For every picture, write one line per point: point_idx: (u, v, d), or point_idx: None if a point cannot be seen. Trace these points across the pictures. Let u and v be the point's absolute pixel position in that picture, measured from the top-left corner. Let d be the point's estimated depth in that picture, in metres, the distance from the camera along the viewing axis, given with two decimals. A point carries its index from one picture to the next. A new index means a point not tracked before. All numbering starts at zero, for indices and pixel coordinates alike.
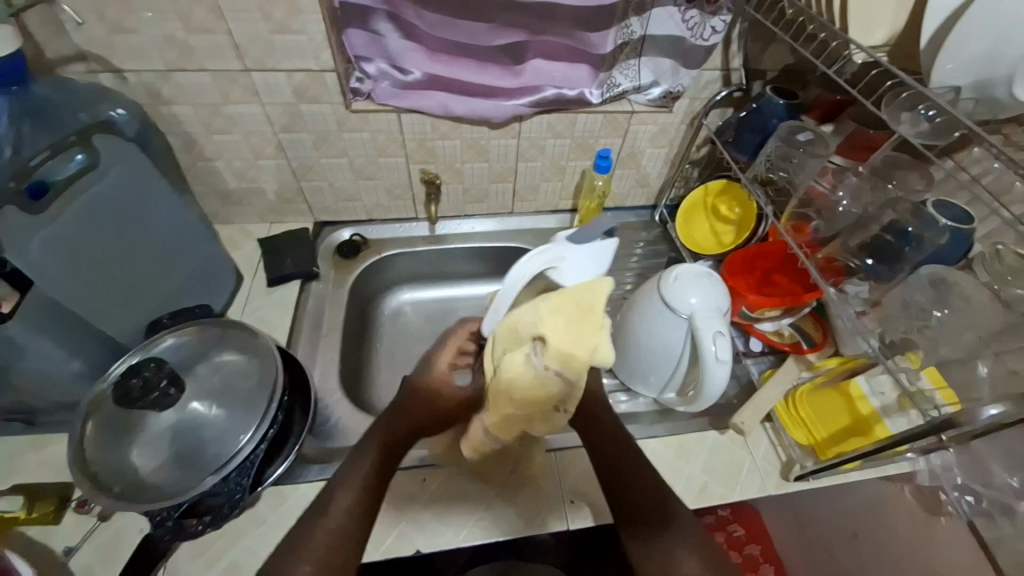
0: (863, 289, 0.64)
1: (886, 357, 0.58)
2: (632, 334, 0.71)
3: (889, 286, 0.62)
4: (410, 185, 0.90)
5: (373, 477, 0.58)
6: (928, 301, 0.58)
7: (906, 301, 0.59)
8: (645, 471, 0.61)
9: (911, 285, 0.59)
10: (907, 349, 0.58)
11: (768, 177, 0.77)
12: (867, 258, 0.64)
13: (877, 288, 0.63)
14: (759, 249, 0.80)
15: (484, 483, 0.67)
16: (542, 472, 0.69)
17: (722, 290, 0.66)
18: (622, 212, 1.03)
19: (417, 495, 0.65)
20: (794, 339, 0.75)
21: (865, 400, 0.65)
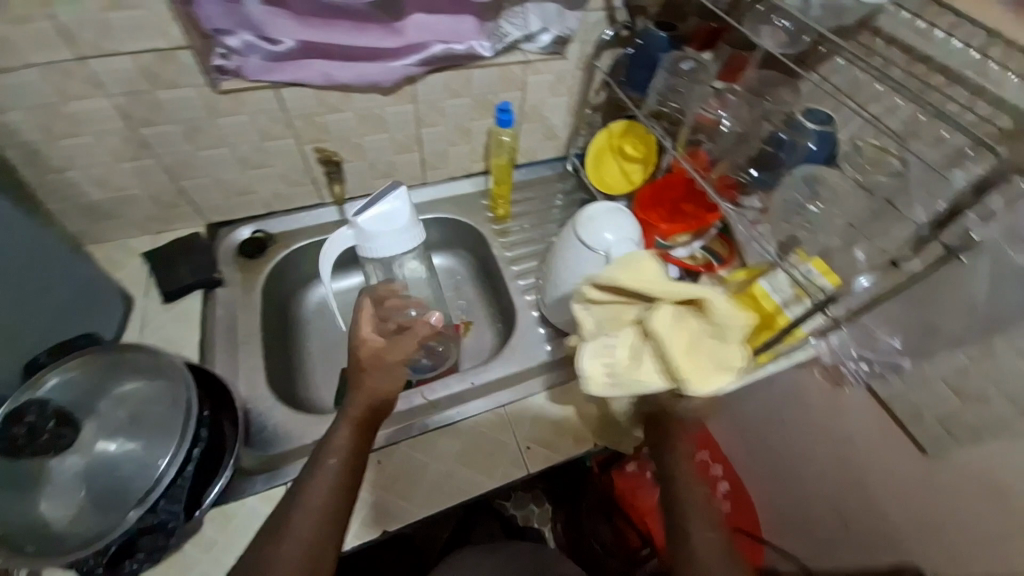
0: (755, 201, 0.70)
1: (780, 258, 0.64)
2: (558, 282, 0.73)
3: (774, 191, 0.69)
4: (308, 168, 0.84)
5: (342, 469, 0.56)
6: (804, 198, 0.66)
7: (788, 200, 0.67)
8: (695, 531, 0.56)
9: (790, 184, 0.66)
10: (797, 247, 0.64)
11: (660, 111, 0.81)
12: (752, 170, 0.71)
13: (766, 195, 0.70)
14: (665, 181, 0.83)
15: (441, 454, 0.68)
16: (494, 428, 0.70)
17: (631, 221, 0.69)
18: (536, 167, 1.04)
19: (374, 480, 0.65)
20: (706, 260, 0.79)
21: (767, 298, 0.67)
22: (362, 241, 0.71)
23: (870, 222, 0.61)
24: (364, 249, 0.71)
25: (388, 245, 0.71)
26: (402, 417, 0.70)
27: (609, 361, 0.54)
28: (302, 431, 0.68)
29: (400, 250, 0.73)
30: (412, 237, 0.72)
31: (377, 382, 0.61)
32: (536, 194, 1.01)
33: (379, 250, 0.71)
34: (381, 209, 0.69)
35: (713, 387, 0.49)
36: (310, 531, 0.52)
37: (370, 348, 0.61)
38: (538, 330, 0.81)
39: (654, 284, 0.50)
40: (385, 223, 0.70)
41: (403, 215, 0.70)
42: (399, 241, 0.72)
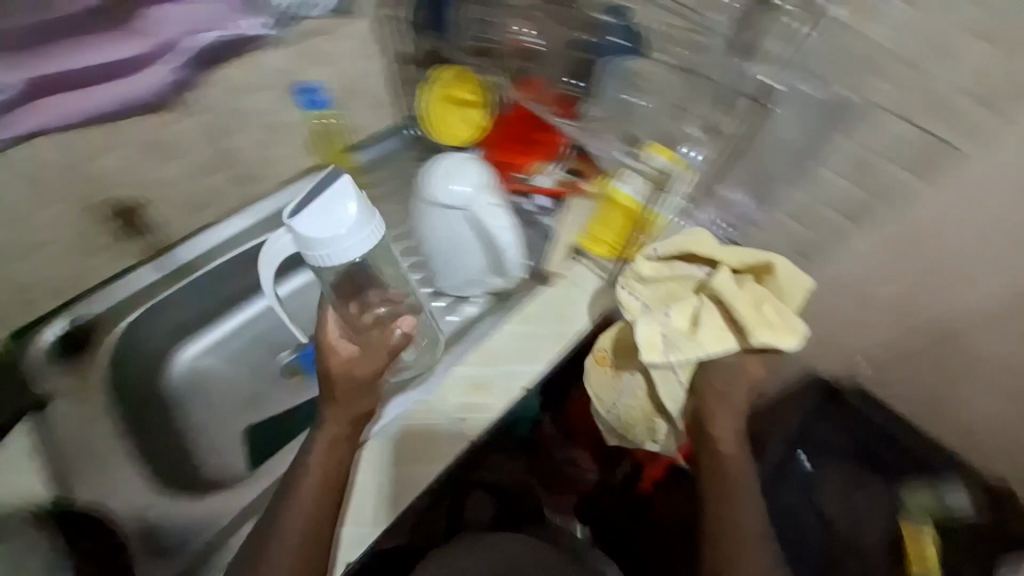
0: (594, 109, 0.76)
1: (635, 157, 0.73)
2: (433, 250, 0.70)
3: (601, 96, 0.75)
4: (103, 228, 0.70)
5: (325, 479, 0.59)
6: (620, 90, 0.74)
7: (616, 99, 0.75)
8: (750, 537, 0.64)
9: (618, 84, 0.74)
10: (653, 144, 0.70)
11: (477, 47, 0.80)
12: (574, 80, 0.77)
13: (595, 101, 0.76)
14: (506, 116, 0.79)
15: (378, 465, 0.65)
16: (431, 402, 0.68)
17: (479, 164, 0.66)
18: (379, 142, 0.88)
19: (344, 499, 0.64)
20: (568, 181, 0.78)
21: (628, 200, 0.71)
22: (305, 248, 0.52)
23: (688, 103, 0.72)
24: (311, 259, 0.52)
25: (337, 248, 0.51)
26: (372, 434, 0.66)
27: (667, 335, 0.63)
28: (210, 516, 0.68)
29: (356, 253, 0.52)
30: (372, 235, 0.53)
31: (342, 396, 0.61)
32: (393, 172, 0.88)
33: (332, 258, 0.52)
34: (323, 202, 0.51)
35: (782, 341, 0.61)
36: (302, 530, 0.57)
37: (340, 361, 0.61)
38: (433, 305, 0.77)
39: (719, 251, 0.65)
40: (332, 221, 0.50)
41: (353, 206, 0.51)
42: (348, 243, 0.51)
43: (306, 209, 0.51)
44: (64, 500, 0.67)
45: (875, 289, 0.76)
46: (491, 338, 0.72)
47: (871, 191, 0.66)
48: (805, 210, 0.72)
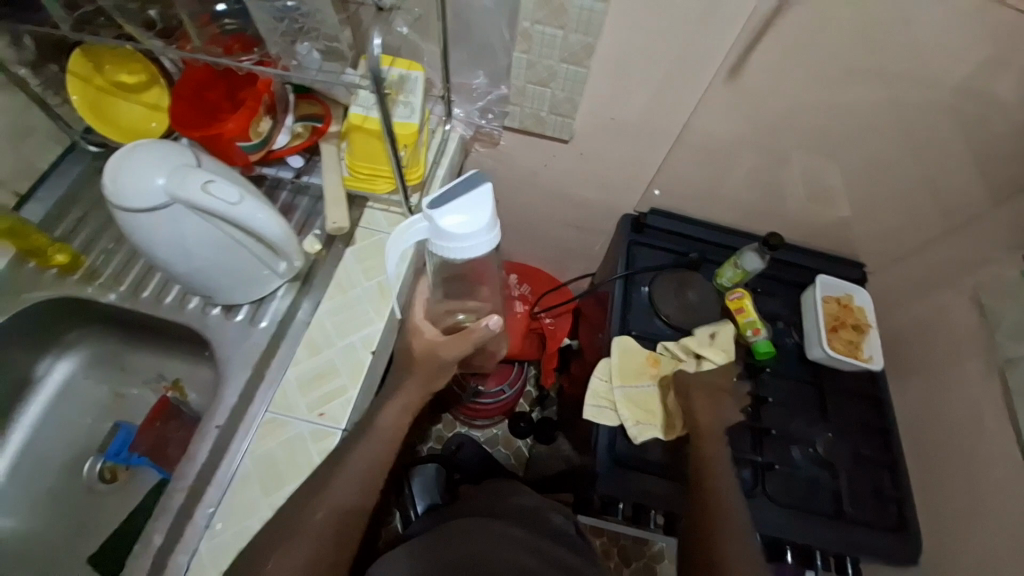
0: (268, 39, 0.62)
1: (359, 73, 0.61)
2: (180, 266, 0.57)
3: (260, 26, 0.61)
4: None
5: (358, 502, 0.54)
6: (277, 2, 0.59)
7: (273, 14, 0.60)
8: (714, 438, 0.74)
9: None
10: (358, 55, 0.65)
11: (83, 19, 0.60)
12: (218, 7, 0.60)
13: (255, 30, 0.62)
14: (192, 85, 0.65)
15: (264, 501, 0.55)
16: (299, 403, 0.60)
17: (172, 145, 0.53)
18: (56, 180, 0.69)
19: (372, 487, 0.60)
20: (310, 129, 0.69)
21: (369, 120, 0.65)
22: (439, 239, 0.47)
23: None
24: (440, 250, 0.48)
25: (464, 245, 0.48)
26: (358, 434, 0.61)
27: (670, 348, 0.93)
28: None
29: (476, 251, 0.48)
30: (495, 239, 0.49)
31: (421, 370, 0.59)
32: (87, 206, 0.69)
33: (459, 254, 0.48)
34: (469, 198, 0.47)
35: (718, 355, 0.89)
36: (310, 554, 0.51)
37: (424, 341, 0.59)
38: (234, 321, 0.65)
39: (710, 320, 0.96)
40: (473, 218, 0.47)
41: (488, 213, 0.47)
42: (475, 238, 0.47)
43: (451, 203, 0.47)
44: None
45: (625, 118, 0.86)
46: (311, 325, 0.65)
47: (575, 29, 0.72)
48: (544, 72, 0.78)
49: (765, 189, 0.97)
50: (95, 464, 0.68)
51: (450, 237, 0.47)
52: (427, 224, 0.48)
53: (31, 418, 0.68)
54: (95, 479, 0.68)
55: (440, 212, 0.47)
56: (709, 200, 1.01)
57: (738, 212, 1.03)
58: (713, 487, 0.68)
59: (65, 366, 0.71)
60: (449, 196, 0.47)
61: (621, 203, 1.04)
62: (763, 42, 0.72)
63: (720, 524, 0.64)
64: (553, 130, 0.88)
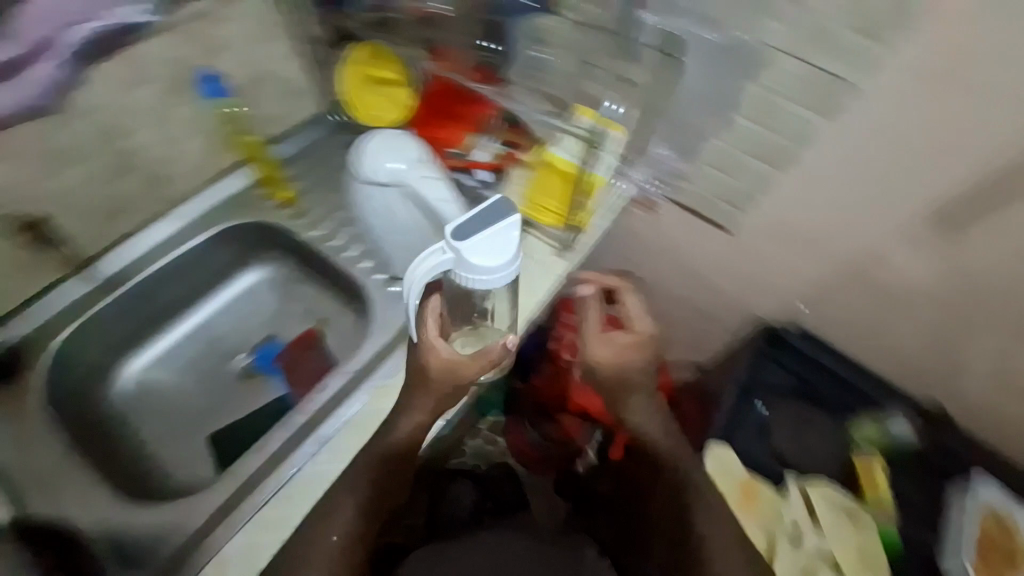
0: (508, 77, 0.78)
1: (572, 123, 0.73)
2: (377, 233, 0.68)
3: (511, 63, 0.77)
4: (3, 247, 0.66)
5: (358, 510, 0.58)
6: (531, 50, 0.75)
7: (524, 60, 0.76)
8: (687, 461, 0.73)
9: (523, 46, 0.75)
10: (579, 106, 0.74)
11: (374, 21, 0.76)
12: (480, 42, 0.76)
13: (506, 66, 0.77)
14: (428, 94, 0.79)
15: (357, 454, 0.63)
16: None
17: (414, 141, 0.65)
18: (301, 133, 0.86)
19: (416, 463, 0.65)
20: (504, 153, 0.78)
21: (564, 163, 0.72)
22: (461, 269, 0.52)
23: (594, 53, 0.73)
24: (461, 278, 0.53)
25: (487, 275, 0.52)
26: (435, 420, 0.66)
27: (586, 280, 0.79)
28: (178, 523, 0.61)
29: (497, 280, 0.53)
30: (512, 271, 0.54)
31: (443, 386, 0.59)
32: (315, 162, 0.85)
33: (479, 285, 0.53)
34: (492, 231, 0.52)
35: None
36: (361, 501, 0.58)
37: (439, 359, 0.58)
38: (391, 290, 0.73)
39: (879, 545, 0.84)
40: (493, 254, 0.52)
41: (512, 245, 0.53)
42: (496, 268, 0.52)
43: (473, 235, 0.52)
44: (24, 524, 0.58)
45: (801, 229, 0.81)
46: None
47: (777, 129, 0.71)
48: (729, 161, 0.78)
49: (936, 349, 0.85)
50: (240, 359, 0.82)
51: (477, 265, 0.52)
52: (450, 254, 0.52)
53: (213, 306, 0.84)
54: (236, 373, 0.81)
55: (469, 243, 0.51)
56: (860, 336, 0.91)
57: (894, 364, 0.91)
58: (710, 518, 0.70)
59: (250, 276, 0.85)
60: (467, 226, 0.52)
61: (755, 307, 0.98)
62: (993, 196, 0.65)
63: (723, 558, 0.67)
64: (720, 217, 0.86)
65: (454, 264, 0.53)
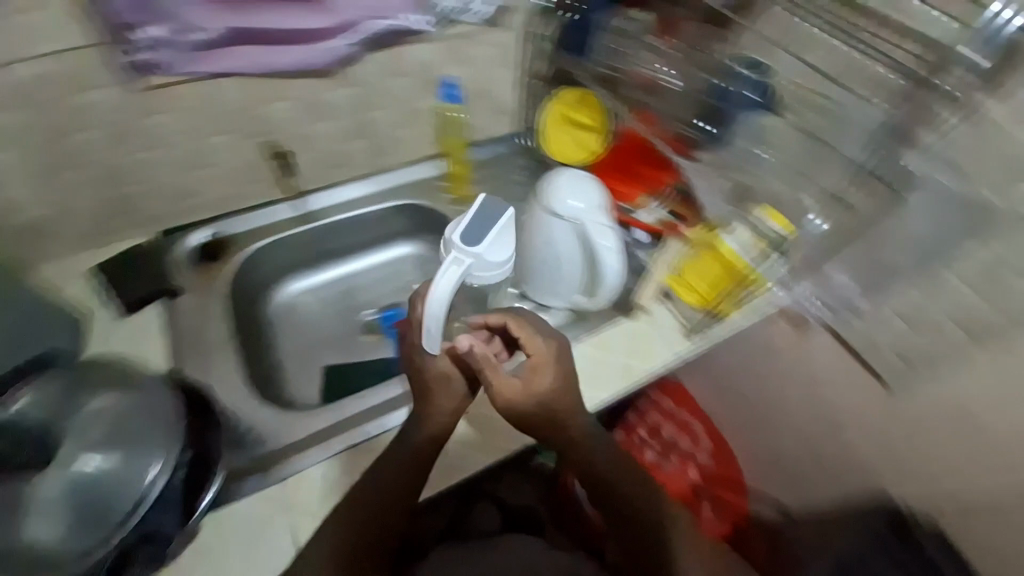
0: (705, 155, 0.80)
1: (752, 220, 0.73)
2: (535, 257, 0.77)
3: (716, 144, 0.79)
4: (255, 164, 0.81)
5: (362, 521, 0.61)
6: (751, 146, 0.78)
7: (734, 147, 0.79)
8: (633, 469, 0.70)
9: (737, 135, 0.78)
10: (767, 208, 0.72)
11: (603, 74, 0.84)
12: (699, 122, 0.79)
13: (711, 147, 0.79)
14: (617, 146, 0.84)
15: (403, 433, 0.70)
16: None
17: (597, 187, 0.75)
18: (494, 144, 0.97)
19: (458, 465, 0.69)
20: (667, 221, 0.82)
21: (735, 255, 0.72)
22: (478, 266, 0.67)
23: (801, 163, 0.75)
24: (475, 276, 0.68)
25: (501, 263, 0.70)
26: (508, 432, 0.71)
27: (478, 356, 0.65)
28: (282, 431, 0.70)
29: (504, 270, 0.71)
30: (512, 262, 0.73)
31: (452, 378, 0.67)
32: (494, 174, 0.95)
33: (493, 275, 0.70)
34: (501, 230, 0.70)
35: None
36: (390, 477, 0.63)
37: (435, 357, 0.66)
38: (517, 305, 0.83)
39: None
40: (505, 245, 0.69)
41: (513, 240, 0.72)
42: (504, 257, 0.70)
43: (489, 234, 0.68)
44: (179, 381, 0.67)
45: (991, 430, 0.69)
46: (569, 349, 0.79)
47: (998, 305, 0.62)
48: (919, 314, 0.70)
49: None
50: (370, 315, 0.92)
51: (494, 255, 0.68)
52: (462, 259, 0.66)
53: (372, 259, 0.96)
54: (362, 325, 0.91)
55: (484, 240, 0.67)
56: (1009, 570, 0.74)
57: None
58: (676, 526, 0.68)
59: (406, 248, 0.97)
60: (471, 232, 0.68)
61: (888, 484, 0.84)
62: None
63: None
64: (886, 370, 0.77)
65: (469, 267, 0.66)
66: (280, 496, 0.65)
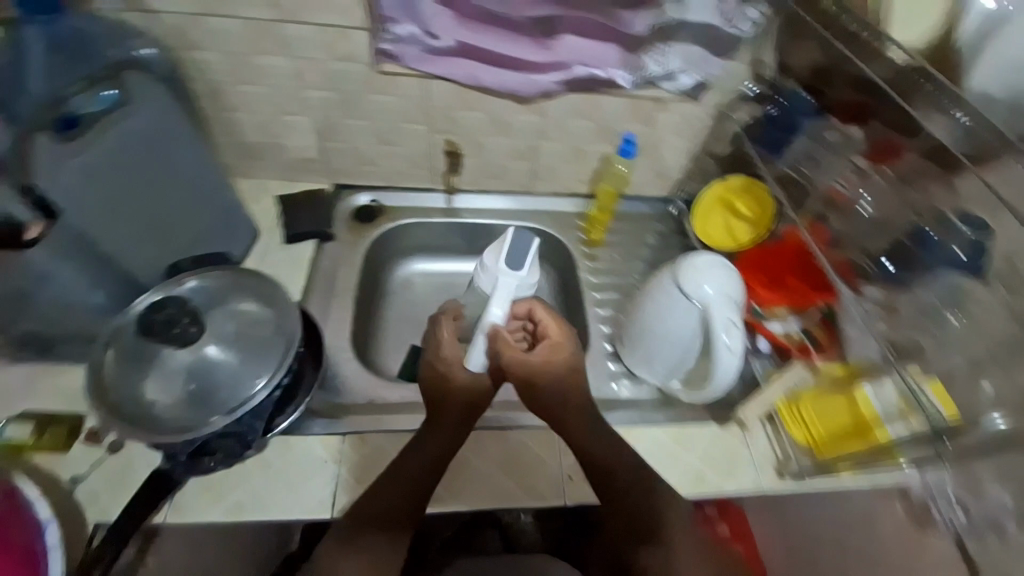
0: (875, 293, 0.69)
1: (898, 365, 0.63)
2: (651, 330, 0.75)
3: (899, 291, 0.66)
4: (430, 154, 0.89)
5: (392, 503, 0.62)
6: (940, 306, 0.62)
7: (921, 305, 0.64)
8: (628, 456, 0.68)
9: (930, 290, 0.63)
10: (932, 379, 0.61)
11: (788, 176, 0.81)
12: (886, 262, 0.68)
13: (888, 291, 0.67)
14: (774, 249, 0.82)
15: None
16: None
17: (737, 282, 0.71)
18: (640, 202, 1.00)
19: (488, 491, 0.69)
20: (800, 342, 0.76)
21: (868, 403, 0.66)
22: (523, 289, 0.70)
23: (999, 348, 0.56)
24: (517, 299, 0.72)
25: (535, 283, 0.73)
26: (557, 482, 0.70)
27: (501, 339, 0.67)
28: (366, 390, 0.77)
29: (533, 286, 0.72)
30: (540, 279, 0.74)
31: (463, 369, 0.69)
32: (629, 231, 0.98)
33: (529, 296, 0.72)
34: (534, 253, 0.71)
35: None
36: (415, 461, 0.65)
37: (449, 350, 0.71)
38: (608, 363, 0.85)
39: None
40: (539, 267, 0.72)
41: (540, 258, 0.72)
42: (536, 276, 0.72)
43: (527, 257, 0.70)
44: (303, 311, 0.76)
45: None
46: (644, 430, 0.75)
47: None
48: None
49: None
50: None
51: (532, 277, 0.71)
52: (511, 281, 0.69)
53: None
54: None
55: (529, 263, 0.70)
56: None
57: None
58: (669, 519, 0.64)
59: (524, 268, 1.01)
60: (513, 258, 0.69)
61: None
62: None
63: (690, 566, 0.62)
64: None
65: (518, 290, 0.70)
66: (330, 449, 0.68)
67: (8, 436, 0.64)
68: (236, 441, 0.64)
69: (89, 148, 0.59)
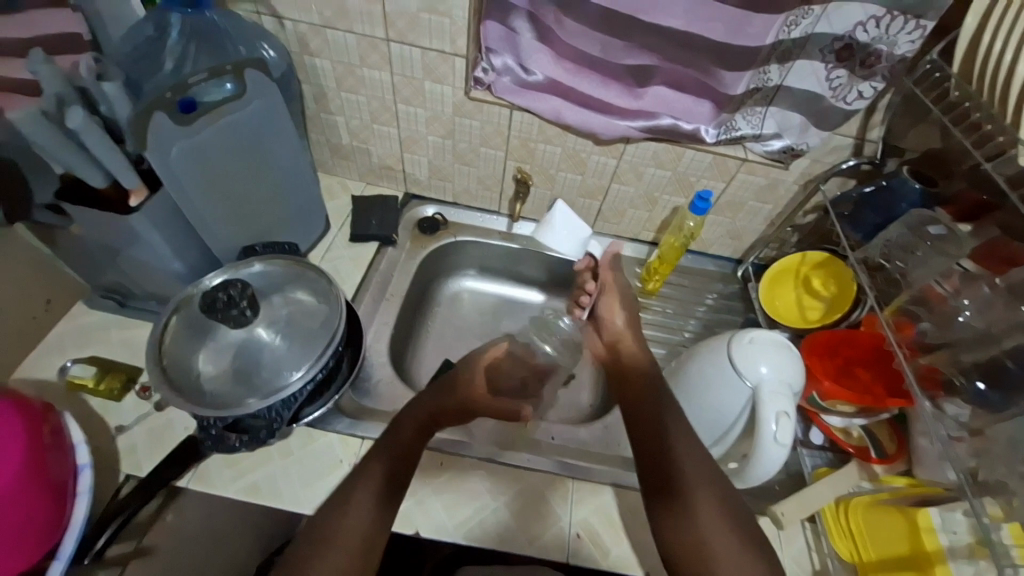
0: (964, 413, 0.59)
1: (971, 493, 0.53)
2: (697, 402, 0.71)
3: (997, 417, 0.56)
4: (502, 179, 0.91)
5: (390, 470, 0.60)
6: None
7: (1014, 437, 0.53)
8: (658, 423, 0.64)
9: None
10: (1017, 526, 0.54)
11: (878, 263, 0.72)
12: (978, 381, 0.58)
13: (981, 415, 0.57)
14: (849, 336, 0.75)
15: (443, 468, 0.69)
16: (592, 499, 0.70)
17: (799, 367, 0.65)
18: (704, 258, 0.96)
19: (489, 527, 0.66)
20: (862, 443, 0.72)
21: (932, 535, 0.60)
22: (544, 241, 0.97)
23: None
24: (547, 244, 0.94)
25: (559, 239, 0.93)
26: (565, 534, 0.66)
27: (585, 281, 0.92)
28: (394, 398, 0.78)
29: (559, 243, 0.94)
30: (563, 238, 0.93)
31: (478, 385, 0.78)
32: (687, 287, 0.95)
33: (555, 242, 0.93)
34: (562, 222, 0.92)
35: None
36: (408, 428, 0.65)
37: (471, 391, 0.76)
38: None
39: None
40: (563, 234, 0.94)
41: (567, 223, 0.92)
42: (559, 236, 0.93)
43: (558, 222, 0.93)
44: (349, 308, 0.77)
45: None
46: None
47: None
48: None
49: None
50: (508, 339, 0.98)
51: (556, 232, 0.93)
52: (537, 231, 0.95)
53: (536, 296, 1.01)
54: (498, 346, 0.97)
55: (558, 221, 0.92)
56: None
57: None
58: (697, 481, 0.58)
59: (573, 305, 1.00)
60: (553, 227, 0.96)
61: None
62: None
63: (722, 560, 0.53)
64: None
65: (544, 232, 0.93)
66: (349, 451, 0.69)
67: (73, 374, 0.69)
68: (263, 429, 0.63)
69: (194, 135, 0.64)
